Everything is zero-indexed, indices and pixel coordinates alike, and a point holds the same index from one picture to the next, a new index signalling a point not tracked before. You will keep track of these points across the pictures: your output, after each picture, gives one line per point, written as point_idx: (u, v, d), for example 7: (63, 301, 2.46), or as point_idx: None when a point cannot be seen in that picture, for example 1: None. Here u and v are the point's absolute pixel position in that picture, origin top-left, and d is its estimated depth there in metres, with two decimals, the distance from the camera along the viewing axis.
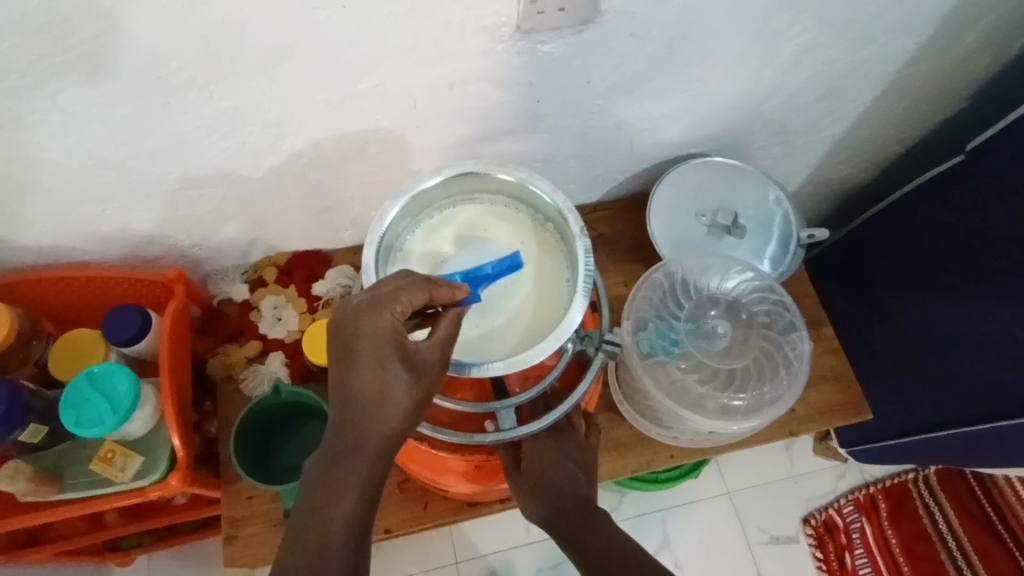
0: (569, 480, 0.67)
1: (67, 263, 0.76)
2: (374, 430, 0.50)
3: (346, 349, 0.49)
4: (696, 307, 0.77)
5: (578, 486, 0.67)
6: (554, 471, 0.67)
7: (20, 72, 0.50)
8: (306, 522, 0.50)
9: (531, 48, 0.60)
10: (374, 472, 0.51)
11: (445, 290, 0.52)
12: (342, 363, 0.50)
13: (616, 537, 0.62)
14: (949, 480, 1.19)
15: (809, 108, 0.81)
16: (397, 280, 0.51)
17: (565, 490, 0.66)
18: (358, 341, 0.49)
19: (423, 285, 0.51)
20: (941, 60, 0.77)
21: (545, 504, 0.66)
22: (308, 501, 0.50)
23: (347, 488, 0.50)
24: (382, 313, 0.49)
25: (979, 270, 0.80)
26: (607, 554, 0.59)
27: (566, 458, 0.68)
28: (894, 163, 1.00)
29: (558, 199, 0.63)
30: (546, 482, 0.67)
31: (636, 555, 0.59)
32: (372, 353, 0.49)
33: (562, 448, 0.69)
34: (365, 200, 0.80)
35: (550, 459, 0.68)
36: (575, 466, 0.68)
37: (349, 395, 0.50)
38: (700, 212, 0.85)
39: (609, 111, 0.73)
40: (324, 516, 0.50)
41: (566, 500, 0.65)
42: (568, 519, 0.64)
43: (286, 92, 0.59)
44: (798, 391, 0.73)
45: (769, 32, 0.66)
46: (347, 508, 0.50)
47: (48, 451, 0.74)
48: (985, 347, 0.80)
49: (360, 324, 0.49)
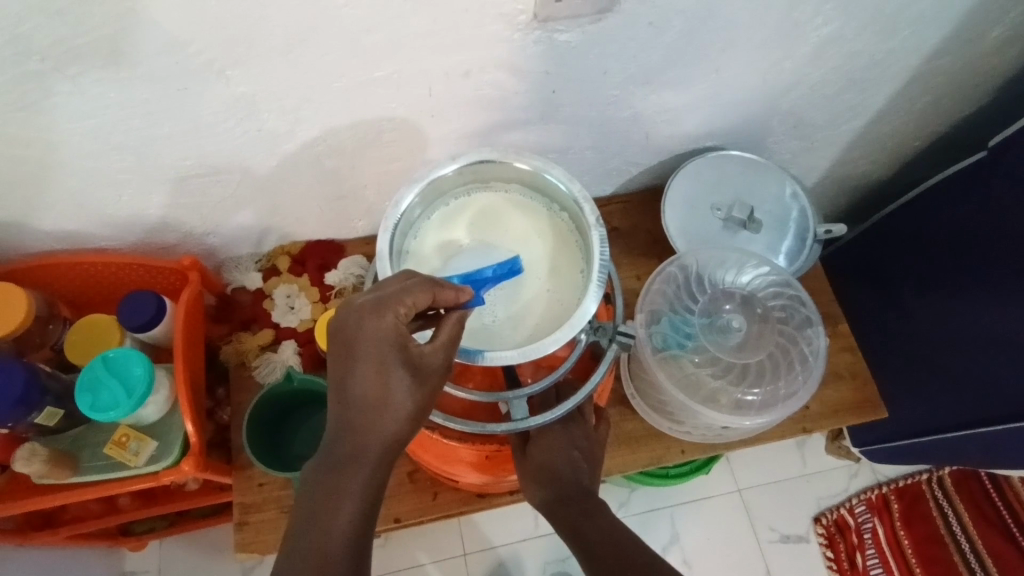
0: (574, 469, 0.67)
1: (83, 248, 0.76)
2: (376, 431, 0.50)
3: (347, 351, 0.49)
4: (710, 301, 0.76)
5: (584, 477, 0.67)
6: (558, 460, 0.67)
7: (40, 55, 0.50)
8: (305, 525, 0.49)
9: (548, 36, 0.60)
10: (375, 476, 0.50)
11: (449, 291, 0.52)
12: (344, 365, 0.49)
13: (615, 526, 0.61)
14: (963, 481, 1.17)
15: (829, 101, 0.80)
16: (400, 280, 0.51)
17: (570, 478, 0.66)
18: (360, 343, 0.49)
19: (427, 286, 0.51)
20: (966, 53, 0.76)
21: (548, 492, 0.66)
22: (308, 503, 0.50)
23: (347, 490, 0.50)
24: (385, 315, 0.49)
25: (1000, 268, 0.79)
26: (606, 542, 0.59)
27: (572, 447, 0.68)
28: (915, 159, 0.99)
29: (574, 187, 0.63)
30: (550, 471, 0.67)
31: (632, 544, 0.58)
32: (375, 356, 0.49)
33: (569, 438, 0.69)
34: (379, 189, 0.80)
35: (555, 448, 0.68)
36: (580, 455, 0.68)
37: (350, 395, 0.50)
38: (716, 206, 0.84)
39: (625, 102, 0.72)
40: (324, 519, 0.49)
41: (569, 488, 0.65)
42: (569, 507, 0.64)
43: (303, 78, 0.59)
44: (814, 387, 0.72)
45: (792, 23, 0.65)
46: (348, 509, 0.50)
47: (63, 434, 0.75)
48: (1005, 348, 0.79)
49: (363, 325, 0.49)
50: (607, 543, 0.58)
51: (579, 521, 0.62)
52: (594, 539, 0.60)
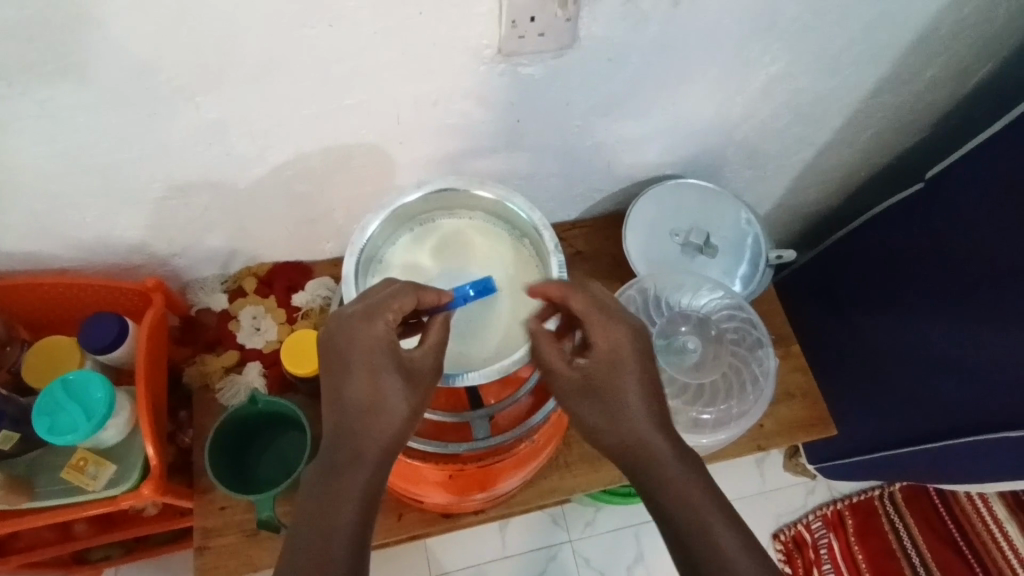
0: (655, 408, 0.56)
1: (45, 270, 0.76)
2: (373, 435, 0.51)
3: (343, 358, 0.52)
4: (668, 322, 0.78)
5: (666, 422, 0.56)
6: (632, 395, 0.56)
7: (8, 79, 0.51)
8: (305, 529, 0.48)
9: (512, 69, 0.62)
10: (374, 479, 0.51)
11: (431, 293, 0.56)
12: (338, 373, 0.52)
13: (733, 536, 0.50)
14: (914, 497, 1.21)
15: (779, 134, 0.85)
16: (384, 287, 0.54)
17: (650, 425, 0.55)
18: (353, 349, 0.51)
19: (411, 290, 0.54)
20: (904, 91, 0.82)
21: (627, 432, 0.55)
22: (308, 509, 0.49)
23: (347, 494, 0.49)
24: (376, 321, 0.52)
25: (942, 294, 0.84)
26: (699, 506, 0.52)
27: (645, 366, 0.57)
28: (861, 189, 1.04)
29: (534, 215, 0.65)
30: (630, 409, 0.56)
31: (751, 564, 0.49)
32: (367, 361, 0.51)
33: (642, 350, 0.57)
34: (347, 212, 0.81)
35: (617, 354, 0.57)
36: (655, 379, 0.57)
37: (345, 402, 0.51)
38: (674, 231, 0.88)
39: (588, 132, 0.75)
40: (325, 522, 0.48)
41: (656, 443, 0.55)
42: (654, 465, 0.54)
43: (274, 104, 0.60)
44: (764, 406, 0.76)
45: (742, 60, 0.69)
46: (349, 511, 0.49)
47: (18, 458, 0.74)
48: (946, 368, 0.84)
49: (355, 332, 0.52)
50: (725, 563, 0.49)
51: (666, 501, 0.53)
52: (702, 534, 0.50)
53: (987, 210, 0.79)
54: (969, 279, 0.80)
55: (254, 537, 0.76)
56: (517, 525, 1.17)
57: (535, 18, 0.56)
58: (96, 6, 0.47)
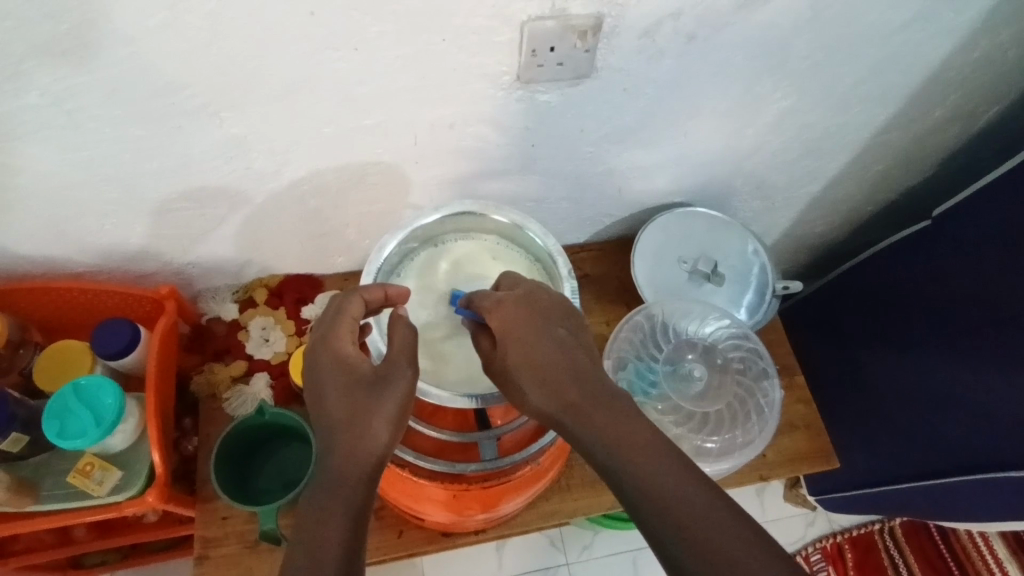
0: (566, 354, 0.53)
1: (60, 274, 0.77)
2: (354, 446, 0.50)
3: (318, 378, 0.53)
4: (674, 349, 0.80)
5: (582, 369, 0.53)
6: (542, 348, 0.53)
7: (40, 90, 0.52)
8: (301, 542, 0.45)
9: (530, 96, 0.64)
10: (359, 492, 0.48)
11: (374, 288, 0.61)
12: (317, 395, 0.53)
13: (669, 467, 0.45)
14: (914, 533, 1.23)
15: (789, 167, 0.86)
16: (331, 304, 0.59)
17: (568, 374, 0.52)
18: (324, 370, 0.53)
19: (356, 296, 0.58)
20: (911, 129, 0.83)
21: (550, 392, 0.52)
22: (298, 530, 0.46)
23: (333, 509, 0.47)
24: (337, 338, 0.55)
25: (945, 330, 0.84)
26: (624, 442, 0.47)
27: (550, 322, 0.55)
28: (867, 222, 1.05)
29: (549, 242, 0.70)
30: (544, 365, 0.52)
31: (686, 489, 0.44)
32: (337, 377, 0.53)
33: (537, 313, 0.56)
34: (360, 229, 0.82)
35: (528, 326, 0.55)
36: (566, 332, 0.55)
37: (325, 422, 0.52)
38: (682, 258, 0.88)
39: (600, 158, 0.76)
40: (316, 537, 0.45)
41: (575, 393, 0.51)
42: (581, 418, 0.50)
43: (295, 122, 0.61)
44: (769, 436, 0.76)
45: (754, 95, 0.70)
46: (338, 522, 0.46)
47: (26, 460, 0.74)
48: (946, 406, 0.84)
49: (322, 352, 0.54)
50: (665, 497, 0.44)
51: (601, 452, 0.48)
52: (633, 469, 0.46)
53: (992, 250, 0.80)
54: (973, 317, 0.81)
55: (256, 549, 0.76)
56: (514, 545, 1.17)
57: (554, 48, 0.58)
58: (128, 25, 0.48)
